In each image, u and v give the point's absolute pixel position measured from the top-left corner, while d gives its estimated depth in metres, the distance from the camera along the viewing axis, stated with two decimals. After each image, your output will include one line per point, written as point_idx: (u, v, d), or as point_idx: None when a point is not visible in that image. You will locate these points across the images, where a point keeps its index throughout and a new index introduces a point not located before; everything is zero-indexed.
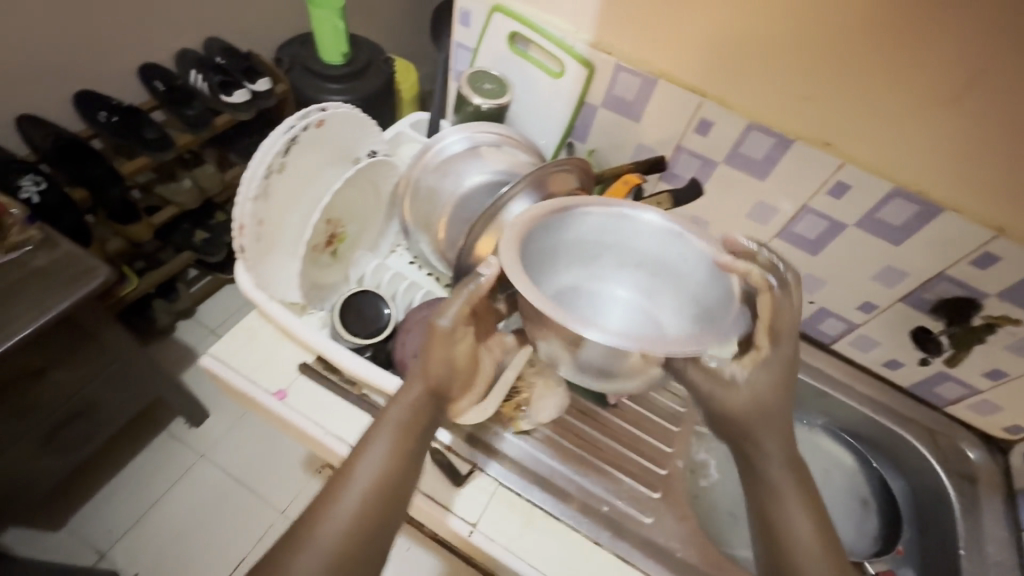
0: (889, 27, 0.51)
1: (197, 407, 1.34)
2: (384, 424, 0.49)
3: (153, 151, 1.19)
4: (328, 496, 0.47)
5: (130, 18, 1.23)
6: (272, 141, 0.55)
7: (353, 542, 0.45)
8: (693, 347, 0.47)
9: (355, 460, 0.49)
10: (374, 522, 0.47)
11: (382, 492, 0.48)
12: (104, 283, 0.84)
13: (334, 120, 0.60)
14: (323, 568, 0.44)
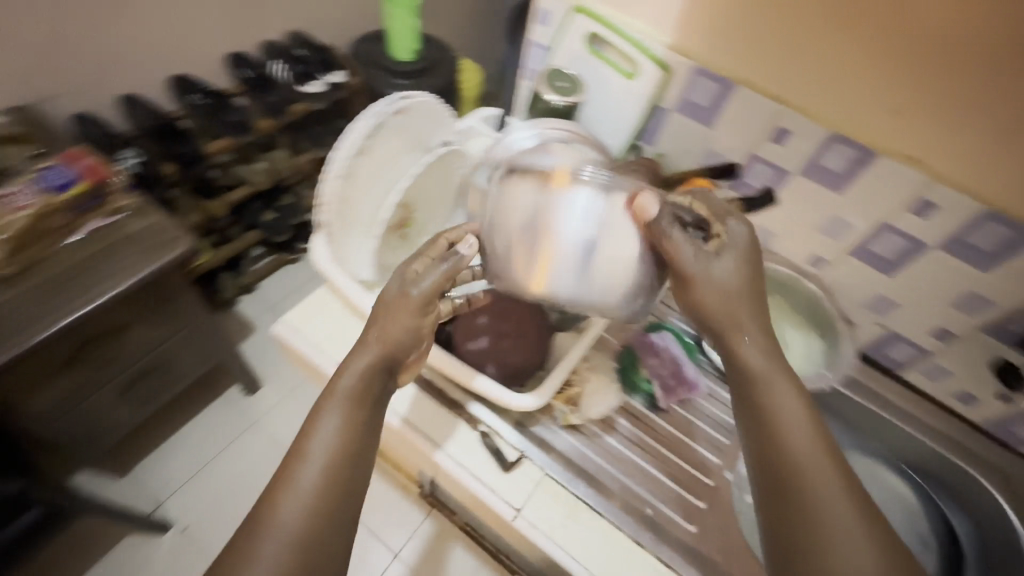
0: (920, 20, 0.51)
1: (253, 376, 1.42)
2: (334, 397, 0.49)
3: (234, 132, 1.27)
4: (284, 477, 0.46)
5: (227, 9, 1.32)
6: (360, 126, 0.58)
7: (319, 516, 0.44)
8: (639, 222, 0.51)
9: (309, 432, 0.48)
10: (338, 493, 0.46)
11: (343, 457, 0.47)
12: (189, 251, 0.91)
13: (416, 108, 0.62)
14: (286, 547, 0.42)
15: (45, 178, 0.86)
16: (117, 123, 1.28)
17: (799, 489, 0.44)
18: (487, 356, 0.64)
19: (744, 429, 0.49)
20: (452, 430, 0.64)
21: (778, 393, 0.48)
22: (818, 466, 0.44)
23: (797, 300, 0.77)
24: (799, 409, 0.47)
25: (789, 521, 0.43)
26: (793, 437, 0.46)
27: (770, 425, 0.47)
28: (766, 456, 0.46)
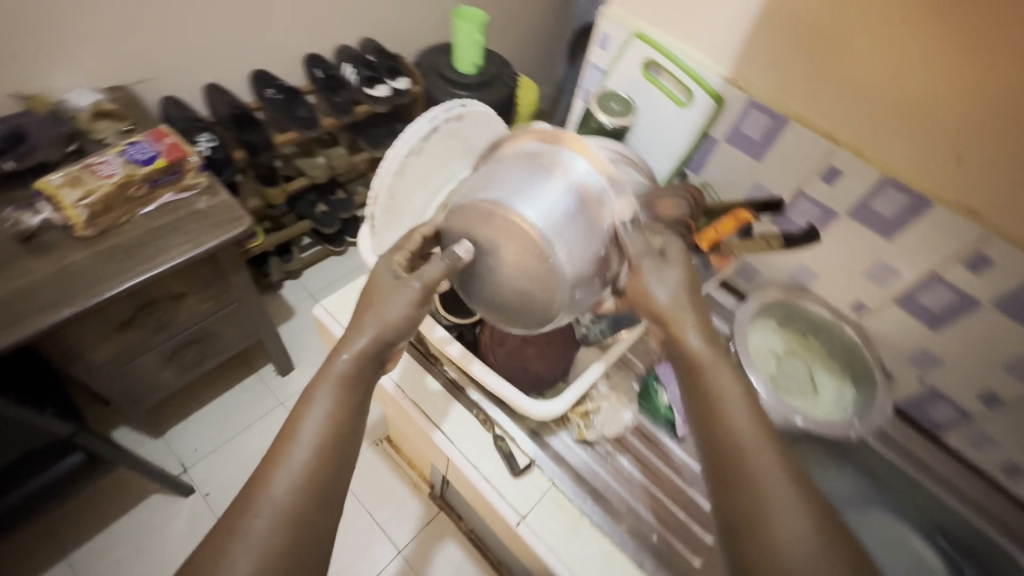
0: (979, 62, 0.50)
1: (287, 359, 1.48)
2: (326, 376, 0.49)
3: (301, 126, 1.35)
4: (276, 455, 0.46)
5: (310, 14, 1.42)
6: (417, 129, 0.59)
7: (308, 495, 0.45)
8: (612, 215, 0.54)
9: (301, 411, 0.48)
10: (327, 473, 0.46)
11: (333, 438, 0.47)
12: (246, 232, 0.98)
13: (471, 116, 0.64)
14: (272, 523, 0.43)
15: (129, 153, 0.94)
16: (199, 109, 1.38)
17: (741, 475, 0.43)
18: (510, 361, 0.65)
19: (690, 417, 0.49)
20: (446, 409, 0.67)
21: (721, 377, 0.48)
22: (759, 450, 0.44)
23: (831, 343, 0.75)
24: (740, 395, 0.47)
25: (733, 507, 0.43)
26: (734, 424, 0.46)
27: (713, 411, 0.47)
28: (711, 443, 0.46)
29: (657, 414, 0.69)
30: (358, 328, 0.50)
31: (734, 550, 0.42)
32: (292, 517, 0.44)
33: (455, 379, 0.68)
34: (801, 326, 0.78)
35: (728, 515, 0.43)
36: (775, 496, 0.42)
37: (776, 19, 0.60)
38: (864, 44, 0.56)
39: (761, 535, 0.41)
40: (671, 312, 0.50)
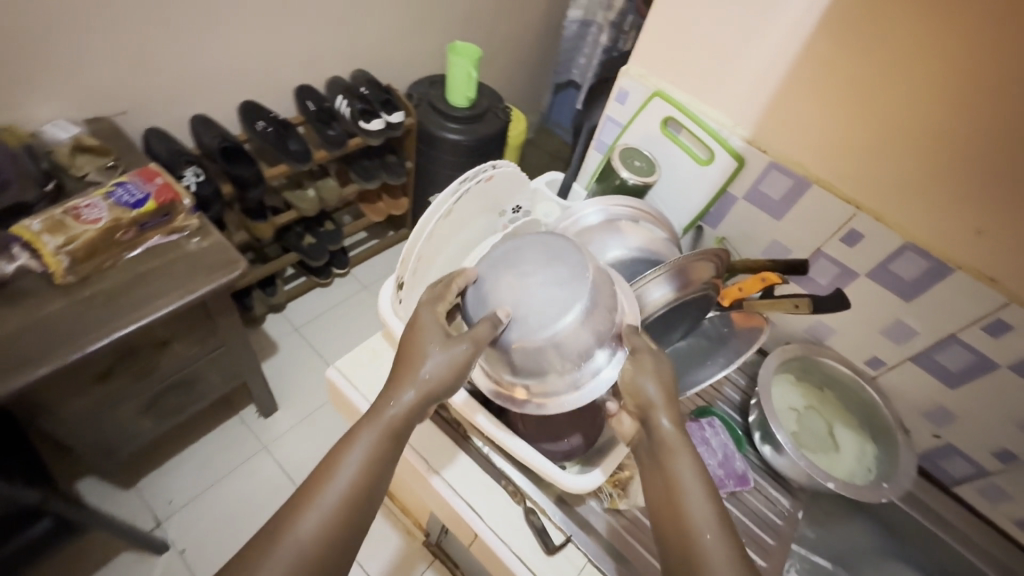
0: (1010, 137, 0.52)
1: (270, 400, 1.41)
2: (374, 422, 0.48)
3: (294, 160, 1.32)
4: (301, 499, 0.44)
5: (301, 46, 1.40)
6: (449, 191, 0.59)
7: (328, 545, 0.43)
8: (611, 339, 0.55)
9: (337, 455, 0.47)
10: (346, 524, 0.44)
11: (359, 496, 0.46)
12: (240, 276, 0.93)
13: (500, 177, 0.64)
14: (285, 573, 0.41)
15: (116, 195, 0.89)
16: (183, 140, 1.32)
17: (695, 572, 0.43)
18: (542, 431, 0.63)
19: (651, 501, 0.49)
20: (456, 455, 0.65)
21: (682, 466, 0.48)
22: (716, 545, 0.44)
23: (849, 400, 0.77)
24: (701, 486, 0.47)
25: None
26: (695, 516, 0.45)
27: (672, 498, 0.47)
28: (669, 532, 0.46)
29: None
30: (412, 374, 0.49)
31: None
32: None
33: (474, 442, 0.66)
34: (818, 380, 0.79)
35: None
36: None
37: (802, 88, 0.61)
38: (889, 116, 0.57)
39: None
40: (658, 399, 0.51)
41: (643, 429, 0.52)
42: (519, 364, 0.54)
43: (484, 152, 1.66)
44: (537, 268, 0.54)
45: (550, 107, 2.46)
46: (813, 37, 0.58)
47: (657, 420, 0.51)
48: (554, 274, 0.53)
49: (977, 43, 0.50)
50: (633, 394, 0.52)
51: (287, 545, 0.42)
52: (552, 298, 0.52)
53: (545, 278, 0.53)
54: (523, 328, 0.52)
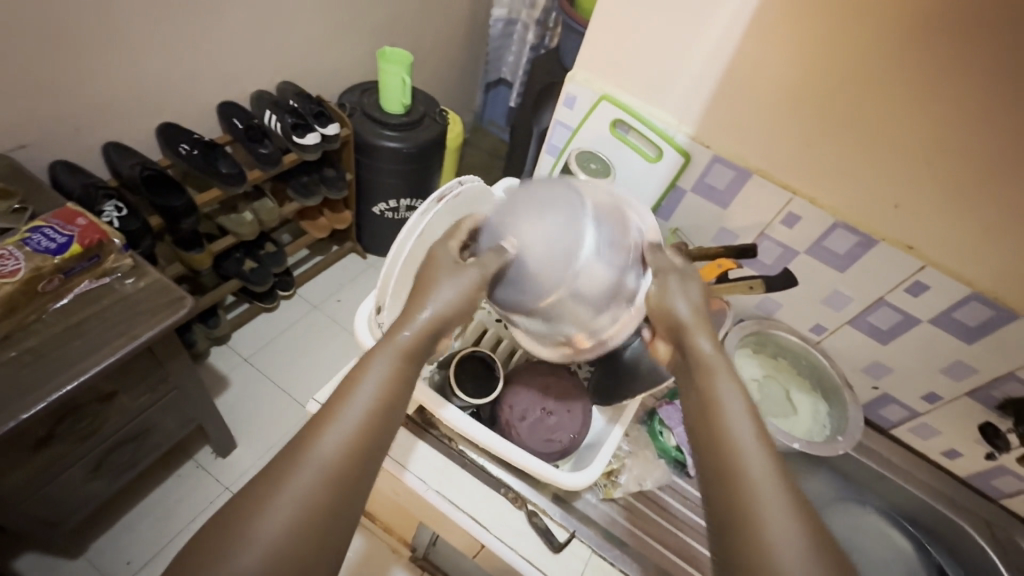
0: (919, 120, 0.59)
1: (227, 439, 1.33)
2: (390, 346, 0.50)
3: (226, 184, 1.25)
4: (318, 423, 0.46)
5: (219, 61, 1.31)
6: (419, 220, 0.60)
7: (348, 466, 0.45)
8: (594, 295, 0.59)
9: (354, 378, 0.49)
10: (363, 449, 0.47)
11: (376, 420, 0.48)
12: (187, 315, 0.87)
13: (466, 193, 0.65)
14: (304, 499, 0.43)
15: (32, 241, 0.80)
16: (96, 171, 1.22)
17: (733, 475, 0.45)
18: (537, 437, 0.63)
19: (690, 414, 0.51)
20: (451, 470, 0.64)
21: (720, 385, 0.50)
22: (757, 460, 0.46)
23: (799, 365, 0.85)
24: (741, 405, 0.49)
25: (725, 504, 0.44)
26: (733, 425, 0.48)
27: (714, 415, 0.49)
28: (708, 441, 0.48)
29: (666, 449, 0.72)
30: (425, 297, 0.52)
31: (722, 540, 0.43)
32: (321, 505, 0.44)
33: (464, 452, 0.66)
34: (772, 350, 0.87)
35: (718, 511, 0.45)
36: (767, 496, 0.43)
37: (737, 88, 0.66)
38: (816, 107, 0.63)
39: (749, 531, 0.42)
40: (691, 321, 0.54)
41: (680, 353, 0.54)
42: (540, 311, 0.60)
43: (426, 159, 1.64)
44: (529, 222, 0.59)
45: (483, 106, 2.45)
46: (743, 42, 0.63)
47: (696, 342, 0.53)
48: (546, 223, 0.59)
49: (884, 38, 0.57)
50: (665, 313, 0.54)
51: (308, 466, 0.44)
52: (552, 244, 0.58)
53: (540, 228, 0.58)
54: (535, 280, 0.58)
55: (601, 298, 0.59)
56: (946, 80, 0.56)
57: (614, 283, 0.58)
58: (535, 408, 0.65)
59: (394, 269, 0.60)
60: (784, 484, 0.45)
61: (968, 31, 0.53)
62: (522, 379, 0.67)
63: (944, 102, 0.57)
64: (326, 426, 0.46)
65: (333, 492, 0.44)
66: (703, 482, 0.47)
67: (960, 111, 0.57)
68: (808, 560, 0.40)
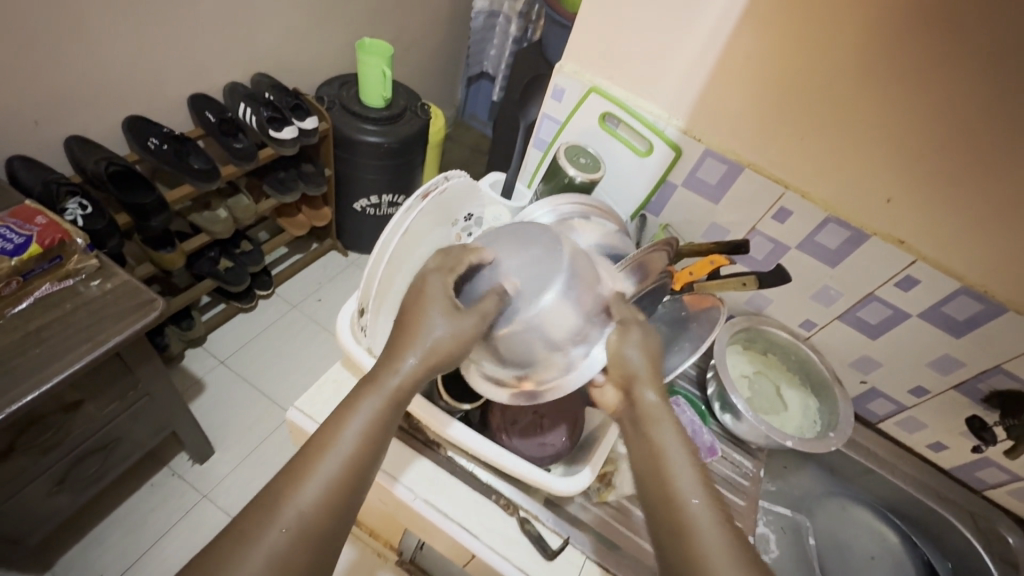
0: (912, 112, 0.58)
1: (204, 445, 1.28)
2: (375, 389, 0.48)
3: (199, 180, 1.19)
4: (297, 473, 0.45)
5: (189, 51, 1.26)
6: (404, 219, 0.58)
7: (324, 518, 0.44)
8: (559, 336, 0.56)
9: (334, 424, 0.47)
10: (339, 501, 0.45)
11: (353, 472, 0.46)
12: (158, 318, 0.83)
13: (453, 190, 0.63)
14: (278, 553, 0.42)
15: None
16: (58, 167, 1.15)
17: (681, 531, 0.46)
18: (529, 442, 0.61)
19: (635, 465, 0.51)
20: (442, 480, 0.62)
21: (664, 437, 0.50)
22: (703, 512, 0.46)
23: (788, 360, 0.85)
24: (685, 454, 0.49)
25: (677, 557, 0.45)
26: (676, 476, 0.48)
27: (659, 467, 0.49)
28: (655, 494, 0.48)
29: None
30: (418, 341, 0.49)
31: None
32: (295, 559, 0.43)
33: (455, 459, 0.64)
34: (762, 346, 0.86)
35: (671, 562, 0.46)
36: (712, 551, 0.44)
37: (729, 81, 0.65)
38: (809, 98, 0.62)
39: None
40: (643, 370, 0.53)
41: (626, 403, 0.53)
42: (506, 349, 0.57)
43: (408, 153, 1.60)
44: (509, 252, 0.59)
45: (465, 100, 2.42)
46: (735, 33, 0.61)
47: (642, 392, 0.52)
48: (523, 256, 0.58)
49: (879, 27, 0.55)
50: (616, 361, 0.53)
51: (285, 517, 0.43)
52: (520, 283, 0.56)
53: (517, 268, 0.57)
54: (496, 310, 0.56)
55: (557, 344, 0.56)
56: (940, 74, 0.55)
57: (574, 332, 0.56)
58: (527, 413, 0.63)
59: (377, 271, 0.58)
60: (731, 534, 0.45)
61: (962, 24, 0.52)
62: None
63: (938, 96, 0.56)
64: (304, 476, 0.44)
65: (308, 542, 0.43)
66: (654, 532, 0.48)
67: (953, 105, 0.56)
68: None
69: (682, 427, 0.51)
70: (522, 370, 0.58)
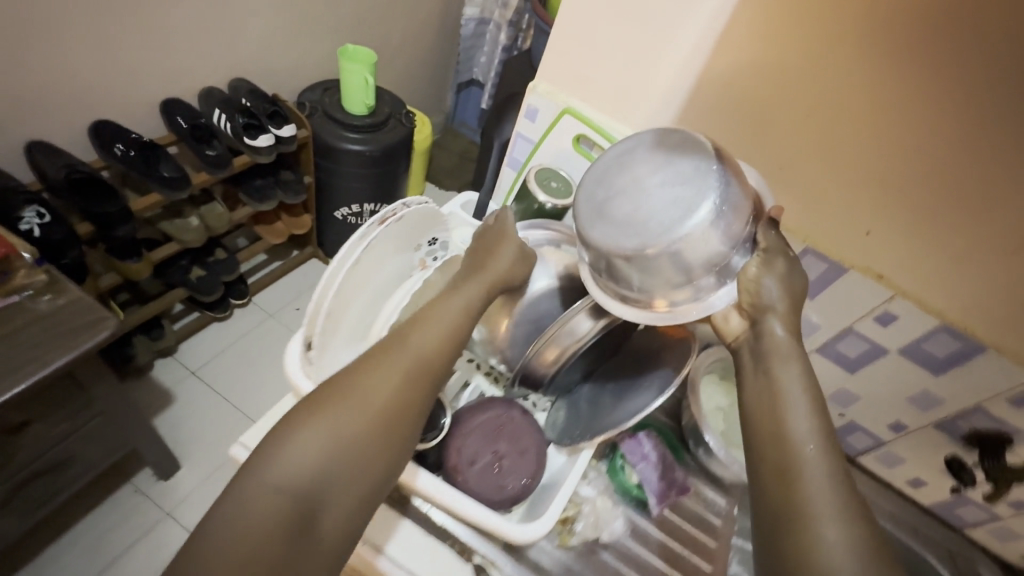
0: (892, 143, 0.56)
1: (168, 460, 1.24)
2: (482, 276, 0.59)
3: (168, 188, 1.16)
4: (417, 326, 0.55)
5: (161, 54, 1.22)
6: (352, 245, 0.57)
7: (434, 363, 0.54)
8: (698, 259, 0.51)
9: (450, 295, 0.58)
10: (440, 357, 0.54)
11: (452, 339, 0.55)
12: (110, 337, 0.79)
13: (413, 215, 0.62)
14: (398, 381, 0.52)
15: None
16: (19, 172, 1.11)
17: (786, 464, 0.48)
18: (486, 483, 0.58)
19: (751, 400, 0.53)
20: (393, 525, 0.58)
21: (787, 375, 0.51)
22: (816, 461, 0.47)
23: None
24: (804, 401, 0.50)
25: (776, 492, 0.47)
26: (792, 414, 0.50)
27: (776, 405, 0.50)
28: (766, 426, 0.50)
29: (628, 490, 0.68)
30: (496, 257, 0.60)
31: (765, 527, 0.47)
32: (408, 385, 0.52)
33: (409, 498, 0.60)
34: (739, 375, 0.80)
35: (767, 497, 0.48)
36: (817, 498, 0.45)
37: (705, 106, 0.63)
38: (788, 125, 0.60)
39: (794, 515, 0.45)
40: (779, 304, 0.53)
41: (752, 334, 0.55)
42: (637, 267, 0.52)
43: (391, 163, 1.56)
44: (653, 169, 0.53)
45: (455, 107, 2.38)
46: (712, 58, 0.59)
47: (770, 326, 0.53)
48: (672, 175, 0.52)
49: (858, 52, 0.53)
50: (751, 295, 0.54)
51: (406, 356, 0.53)
52: (667, 198, 0.51)
53: (663, 183, 0.52)
54: (636, 235, 0.51)
55: (693, 269, 0.52)
56: (920, 108, 0.53)
57: (718, 260, 0.52)
58: (485, 452, 0.59)
59: (326, 298, 0.56)
60: (842, 488, 0.46)
61: (943, 54, 0.50)
62: (473, 418, 0.61)
63: (918, 130, 0.54)
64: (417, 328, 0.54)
65: (419, 380, 0.53)
66: (755, 465, 0.50)
67: (932, 141, 0.54)
68: (847, 549, 0.42)
69: (811, 376, 0.51)
70: (646, 293, 0.54)
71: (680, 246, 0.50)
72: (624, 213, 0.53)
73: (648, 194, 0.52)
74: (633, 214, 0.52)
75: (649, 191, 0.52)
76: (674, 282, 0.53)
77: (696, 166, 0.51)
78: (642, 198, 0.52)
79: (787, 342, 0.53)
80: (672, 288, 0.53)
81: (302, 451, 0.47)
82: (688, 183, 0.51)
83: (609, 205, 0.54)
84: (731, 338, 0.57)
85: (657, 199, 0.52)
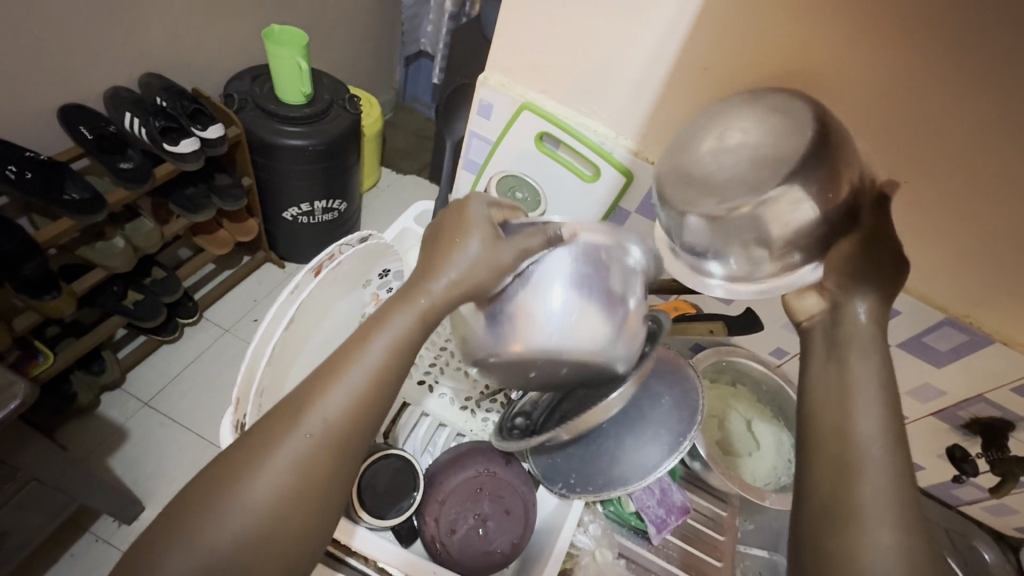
0: (892, 130, 0.49)
1: (130, 505, 1.13)
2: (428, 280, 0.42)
3: (77, 212, 1.01)
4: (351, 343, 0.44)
5: (48, 53, 1.04)
6: (284, 300, 0.60)
7: None
8: (784, 228, 0.42)
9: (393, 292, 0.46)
10: None
11: None
12: (20, 409, 0.67)
13: (346, 262, 0.63)
14: None
15: None
16: None
17: (843, 465, 0.37)
18: (471, 551, 0.59)
19: (811, 388, 0.42)
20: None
21: (864, 368, 0.40)
22: (878, 468, 0.37)
23: (759, 392, 0.75)
24: (879, 399, 0.39)
25: (824, 494, 0.37)
26: (862, 409, 0.39)
27: (844, 399, 0.40)
28: (826, 419, 0.40)
29: (623, 520, 0.66)
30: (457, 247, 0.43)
31: (804, 526, 0.37)
32: None
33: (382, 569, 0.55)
34: (729, 377, 0.77)
35: (813, 491, 0.38)
36: (874, 499, 0.35)
37: (680, 96, 0.55)
38: None
39: (842, 528, 0.35)
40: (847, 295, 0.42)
41: (830, 315, 0.44)
42: (709, 231, 0.45)
43: (339, 155, 1.42)
44: (743, 122, 0.45)
45: (405, 82, 2.19)
46: (685, 41, 0.51)
47: (852, 310, 0.42)
48: (766, 130, 0.43)
49: (853, 27, 0.45)
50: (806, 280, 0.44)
51: None
52: (757, 153, 0.43)
53: (751, 136, 0.44)
54: (727, 190, 0.43)
55: (771, 241, 0.43)
56: (926, 93, 0.46)
57: (808, 235, 0.43)
58: (469, 516, 0.61)
59: (263, 353, 0.58)
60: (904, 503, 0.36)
61: (954, 27, 0.43)
62: (453, 484, 0.63)
63: (927, 118, 0.48)
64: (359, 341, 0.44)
65: None
66: (802, 460, 0.40)
67: (939, 123, 0.47)
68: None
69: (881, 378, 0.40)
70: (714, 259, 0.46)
71: (777, 200, 0.41)
72: (708, 170, 0.44)
73: (737, 145, 0.44)
74: (715, 173, 0.44)
75: (736, 143, 0.44)
76: (745, 251, 0.45)
77: (791, 121, 0.43)
78: (728, 149, 0.44)
79: (871, 334, 0.41)
80: (744, 258, 0.45)
81: (253, 484, 0.37)
82: (776, 138, 0.43)
83: (690, 162, 0.45)
84: (803, 317, 0.46)
85: (742, 154, 0.43)
